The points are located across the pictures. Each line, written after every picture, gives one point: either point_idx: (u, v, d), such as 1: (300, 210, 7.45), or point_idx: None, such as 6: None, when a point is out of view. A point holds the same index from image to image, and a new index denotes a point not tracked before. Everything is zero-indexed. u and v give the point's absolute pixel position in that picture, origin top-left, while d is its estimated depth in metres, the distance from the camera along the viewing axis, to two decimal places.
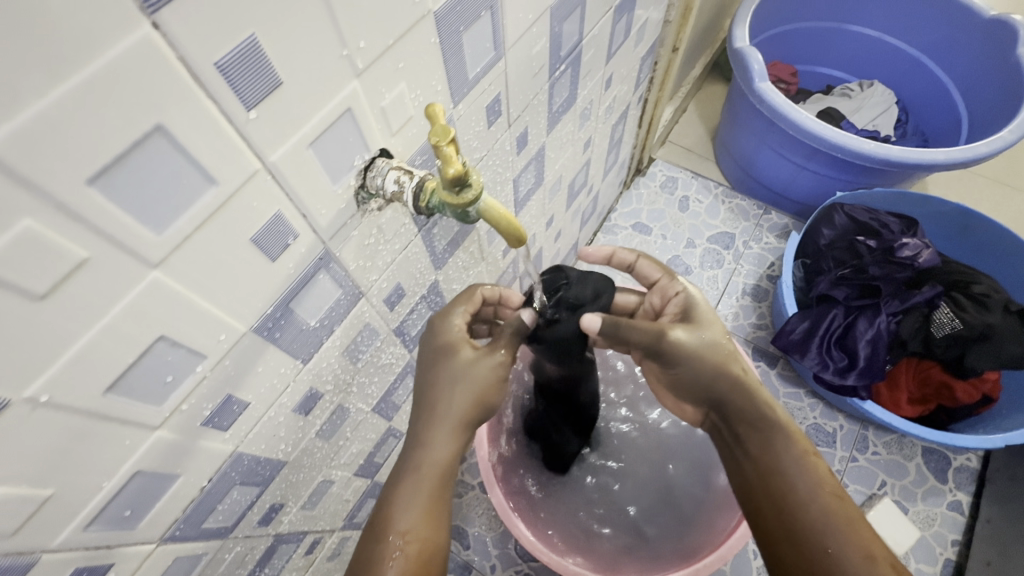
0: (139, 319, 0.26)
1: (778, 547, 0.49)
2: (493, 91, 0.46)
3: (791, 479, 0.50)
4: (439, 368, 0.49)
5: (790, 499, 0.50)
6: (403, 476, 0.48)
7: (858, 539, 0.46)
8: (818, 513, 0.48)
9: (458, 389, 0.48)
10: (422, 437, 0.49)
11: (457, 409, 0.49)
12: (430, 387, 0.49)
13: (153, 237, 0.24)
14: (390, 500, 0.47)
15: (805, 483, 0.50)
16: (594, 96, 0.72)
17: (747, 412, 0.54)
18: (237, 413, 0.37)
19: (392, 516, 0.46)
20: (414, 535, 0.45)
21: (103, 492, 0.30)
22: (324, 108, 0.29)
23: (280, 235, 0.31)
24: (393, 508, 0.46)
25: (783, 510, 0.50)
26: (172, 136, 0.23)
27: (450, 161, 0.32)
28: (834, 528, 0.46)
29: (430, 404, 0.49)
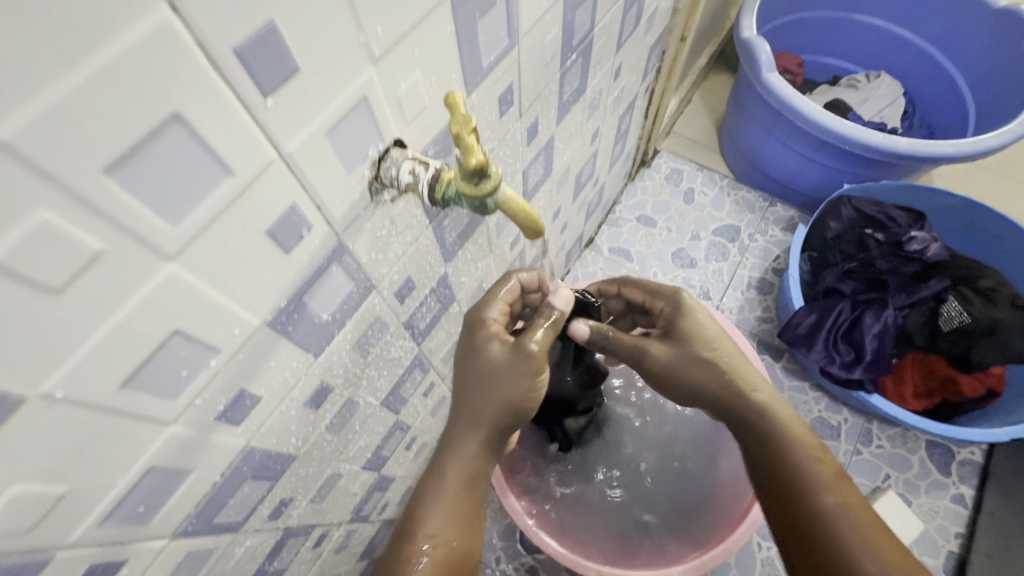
0: (153, 314, 0.25)
1: (797, 548, 0.47)
2: (505, 80, 0.45)
3: (798, 478, 0.49)
4: (470, 376, 0.50)
5: (796, 499, 0.49)
6: (429, 480, 0.49)
7: (868, 542, 0.44)
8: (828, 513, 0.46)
9: (486, 387, 0.48)
10: (451, 440, 0.50)
11: (484, 412, 0.49)
12: (462, 396, 0.50)
13: (169, 229, 0.23)
14: (419, 504, 0.48)
15: (811, 481, 0.49)
16: (603, 85, 0.71)
17: (746, 416, 0.54)
18: (249, 408, 0.36)
19: (421, 520, 0.47)
20: (444, 539, 0.46)
21: (117, 489, 0.29)
22: (341, 96, 0.29)
23: (294, 227, 0.31)
24: (424, 511, 0.47)
25: (791, 513, 0.49)
26: (190, 125, 0.22)
27: (471, 151, 0.31)
28: (846, 532, 0.45)
29: (460, 405, 0.50)
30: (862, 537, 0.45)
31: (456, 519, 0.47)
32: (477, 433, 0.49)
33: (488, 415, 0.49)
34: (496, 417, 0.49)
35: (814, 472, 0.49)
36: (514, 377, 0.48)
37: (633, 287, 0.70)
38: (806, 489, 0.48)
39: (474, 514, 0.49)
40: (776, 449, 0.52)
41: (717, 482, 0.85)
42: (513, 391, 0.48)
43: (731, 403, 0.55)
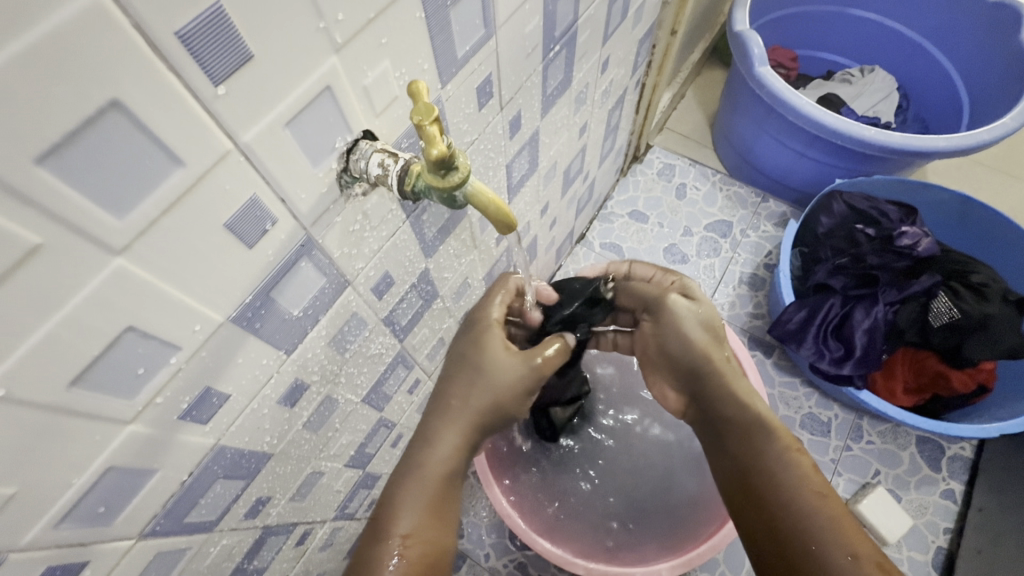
0: (103, 310, 0.24)
1: (771, 547, 0.46)
2: (483, 71, 0.44)
3: (774, 473, 0.49)
4: (466, 363, 0.52)
5: (767, 493, 0.48)
6: (406, 476, 0.48)
7: (840, 534, 0.43)
8: (799, 507, 0.46)
9: (485, 382, 0.51)
10: (432, 433, 0.50)
11: (472, 403, 0.51)
12: (451, 383, 0.52)
13: (115, 221, 0.23)
14: (392, 498, 0.48)
15: (784, 473, 0.48)
16: (590, 78, 0.70)
17: (726, 398, 0.56)
18: (216, 406, 0.35)
19: (394, 516, 0.46)
20: (417, 536, 0.46)
21: (73, 489, 0.29)
22: (301, 86, 0.28)
23: (257, 221, 0.30)
24: (396, 507, 0.47)
25: (764, 511, 0.48)
26: (131, 112, 0.21)
27: (434, 142, 0.30)
28: (818, 527, 0.44)
29: (448, 397, 0.51)
30: (835, 530, 0.44)
31: (428, 515, 0.47)
32: (459, 427, 0.50)
33: (476, 412, 0.51)
34: (481, 411, 0.51)
35: (789, 467, 0.49)
36: (511, 378, 0.51)
37: (646, 265, 0.70)
38: (779, 483, 0.48)
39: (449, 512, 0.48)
40: (752, 438, 0.52)
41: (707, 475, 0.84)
42: (505, 391, 0.51)
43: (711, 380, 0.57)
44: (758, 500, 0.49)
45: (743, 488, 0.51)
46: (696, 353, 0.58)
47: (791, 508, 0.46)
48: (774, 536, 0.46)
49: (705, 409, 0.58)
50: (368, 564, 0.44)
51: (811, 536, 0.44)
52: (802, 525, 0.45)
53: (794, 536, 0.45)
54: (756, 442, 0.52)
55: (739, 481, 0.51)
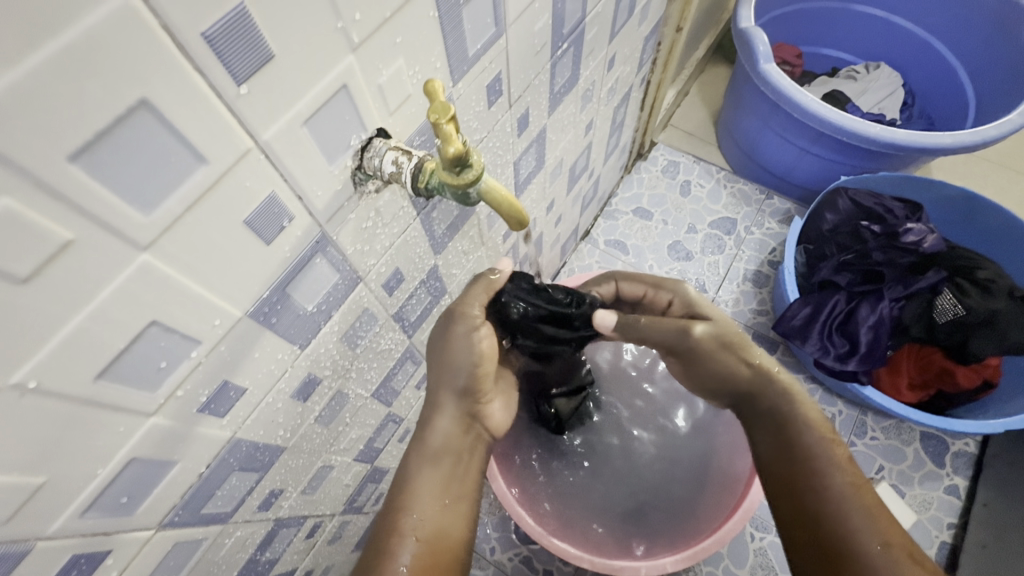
0: (128, 304, 0.25)
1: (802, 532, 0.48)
2: (493, 69, 0.44)
3: (812, 457, 0.50)
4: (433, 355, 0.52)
5: (804, 479, 0.49)
6: (407, 464, 0.51)
7: (877, 525, 0.45)
8: (838, 494, 0.47)
9: (447, 359, 0.51)
10: (423, 422, 0.52)
11: (438, 387, 0.52)
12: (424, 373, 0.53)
13: (142, 218, 0.23)
14: (398, 484, 0.50)
15: (824, 463, 0.49)
16: (596, 76, 0.70)
17: (776, 401, 0.54)
18: (233, 399, 0.36)
19: (401, 500, 0.49)
20: (423, 518, 0.48)
21: (98, 479, 0.29)
22: (319, 84, 0.28)
23: (275, 217, 0.31)
24: (403, 492, 0.49)
25: (799, 499, 0.49)
26: (159, 111, 0.22)
27: (450, 140, 0.30)
28: (855, 516, 0.45)
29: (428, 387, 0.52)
30: (871, 520, 0.45)
31: (433, 496, 0.49)
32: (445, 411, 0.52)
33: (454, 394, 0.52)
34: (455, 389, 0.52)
35: (828, 456, 0.49)
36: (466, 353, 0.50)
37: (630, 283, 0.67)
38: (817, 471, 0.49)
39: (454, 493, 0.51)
40: (794, 429, 0.52)
41: (712, 468, 0.85)
42: (472, 364, 0.51)
43: (756, 388, 0.55)
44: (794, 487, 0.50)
45: (778, 473, 0.52)
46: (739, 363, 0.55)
47: (830, 496, 0.47)
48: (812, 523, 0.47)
49: (752, 413, 0.56)
50: (381, 548, 0.46)
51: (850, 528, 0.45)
52: (838, 512, 0.46)
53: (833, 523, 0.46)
54: (797, 434, 0.52)
55: (780, 468, 0.52)
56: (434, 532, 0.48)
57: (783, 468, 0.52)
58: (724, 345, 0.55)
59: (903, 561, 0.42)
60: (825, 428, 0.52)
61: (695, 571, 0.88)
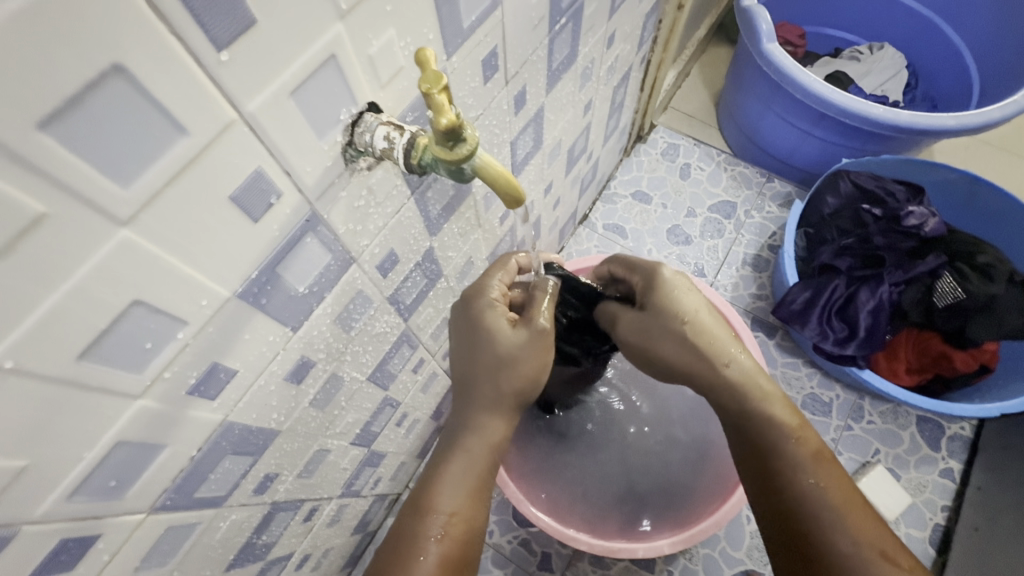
0: (110, 282, 0.24)
1: (777, 527, 0.48)
2: (489, 43, 0.43)
3: (784, 457, 0.49)
4: (490, 354, 0.50)
5: (772, 477, 0.49)
6: (449, 459, 0.49)
7: (849, 524, 0.45)
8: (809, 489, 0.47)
9: (508, 371, 0.49)
10: (472, 420, 0.50)
11: (499, 393, 0.50)
12: (477, 370, 0.50)
13: (121, 192, 0.22)
14: (432, 479, 0.48)
15: (793, 461, 0.49)
16: (596, 53, 0.69)
17: (729, 393, 0.53)
18: (224, 382, 0.35)
19: (437, 498, 0.47)
20: (459, 519, 0.46)
21: (86, 462, 0.29)
22: (307, 53, 0.27)
23: (262, 194, 0.29)
24: (441, 489, 0.47)
25: (774, 496, 0.49)
26: (133, 78, 0.21)
27: (442, 111, 0.29)
28: (827, 515, 0.45)
29: (482, 387, 0.50)
30: (843, 519, 0.45)
31: (469, 497, 0.48)
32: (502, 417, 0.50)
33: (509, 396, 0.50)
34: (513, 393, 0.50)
35: (797, 455, 0.49)
36: (533, 359, 0.50)
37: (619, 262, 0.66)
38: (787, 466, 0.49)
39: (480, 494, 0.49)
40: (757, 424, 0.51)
41: (710, 452, 0.85)
42: (533, 370, 0.50)
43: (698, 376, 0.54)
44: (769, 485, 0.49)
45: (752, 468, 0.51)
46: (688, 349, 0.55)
47: (800, 493, 0.47)
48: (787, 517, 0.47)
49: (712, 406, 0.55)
50: (410, 541, 0.45)
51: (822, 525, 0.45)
52: (811, 510, 0.46)
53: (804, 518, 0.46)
54: (761, 430, 0.51)
55: (750, 461, 0.51)
56: (468, 534, 0.46)
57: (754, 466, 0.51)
58: (663, 334, 0.55)
59: (875, 561, 0.43)
60: (793, 424, 0.50)
61: (691, 553, 0.89)
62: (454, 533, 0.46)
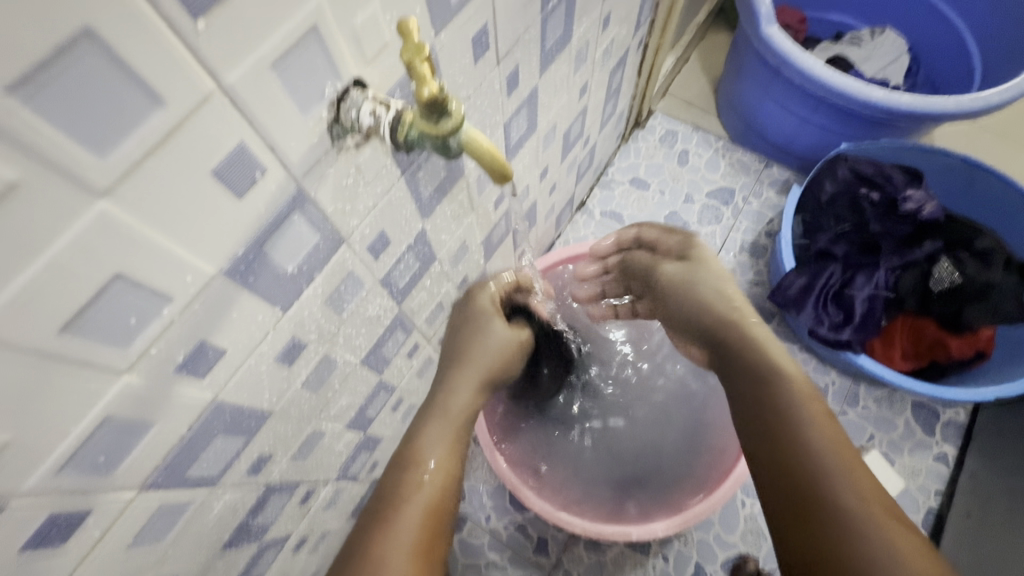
0: (89, 254, 0.24)
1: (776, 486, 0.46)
2: (478, 21, 0.42)
3: (792, 411, 0.49)
4: (462, 332, 0.60)
5: (780, 431, 0.48)
6: (428, 417, 0.54)
7: (853, 480, 0.43)
8: (819, 456, 0.45)
9: (481, 348, 0.59)
10: (443, 389, 0.57)
11: (478, 360, 0.58)
12: (456, 348, 0.60)
13: (96, 161, 0.22)
14: (414, 438, 0.52)
15: (802, 417, 0.48)
16: (591, 35, 0.68)
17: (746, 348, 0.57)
18: (212, 360, 0.35)
19: (420, 454, 0.50)
20: (439, 474, 0.50)
21: (71, 437, 0.29)
22: (287, 23, 0.27)
23: (245, 169, 0.29)
24: (422, 445, 0.51)
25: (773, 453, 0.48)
26: (105, 43, 0.20)
27: (425, 82, 0.30)
28: (831, 469, 0.44)
29: (456, 357, 0.58)
30: (850, 476, 0.43)
31: (448, 458, 0.51)
32: (469, 382, 0.57)
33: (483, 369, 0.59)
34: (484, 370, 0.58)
35: (798, 411, 0.49)
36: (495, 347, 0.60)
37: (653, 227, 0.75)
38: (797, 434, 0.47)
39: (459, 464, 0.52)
40: (773, 389, 0.52)
41: (706, 439, 0.86)
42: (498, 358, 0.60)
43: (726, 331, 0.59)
44: (776, 439, 0.48)
45: (758, 424, 0.51)
46: (716, 309, 0.62)
47: (795, 442, 0.47)
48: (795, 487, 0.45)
49: (735, 373, 0.57)
50: (396, 489, 0.48)
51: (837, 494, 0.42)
52: (815, 464, 0.45)
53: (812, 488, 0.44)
54: (773, 386, 0.52)
55: (753, 419, 0.52)
56: (447, 491, 0.49)
57: (754, 426, 0.51)
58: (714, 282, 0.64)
59: (879, 515, 0.41)
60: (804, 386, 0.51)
61: (686, 536, 0.90)
62: (434, 483, 0.49)
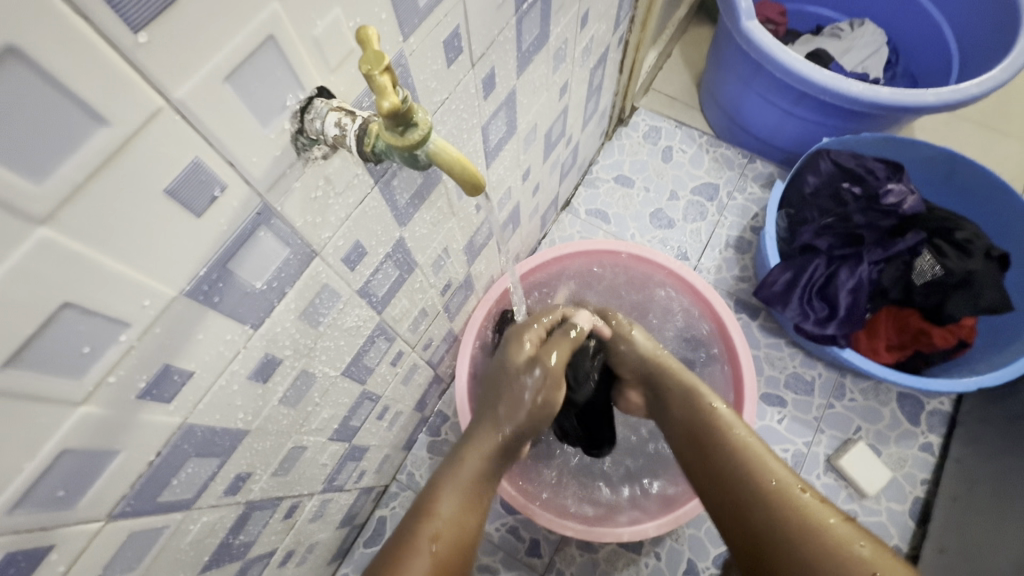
0: (32, 284, 0.23)
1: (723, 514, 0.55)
2: (450, 24, 0.41)
3: (721, 464, 0.57)
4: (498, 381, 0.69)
5: (710, 443, 0.60)
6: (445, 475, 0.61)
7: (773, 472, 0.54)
8: (744, 496, 0.53)
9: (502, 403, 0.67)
10: (447, 466, 0.62)
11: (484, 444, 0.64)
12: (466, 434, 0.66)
13: (35, 187, 0.21)
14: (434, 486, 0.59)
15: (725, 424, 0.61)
16: (569, 34, 0.67)
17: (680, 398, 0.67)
18: (179, 384, 0.34)
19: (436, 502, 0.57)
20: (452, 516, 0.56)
21: (25, 474, 0.27)
22: (240, 34, 0.25)
23: (203, 186, 0.28)
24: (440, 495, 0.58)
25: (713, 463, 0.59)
26: (35, 62, 0.19)
27: (384, 94, 0.28)
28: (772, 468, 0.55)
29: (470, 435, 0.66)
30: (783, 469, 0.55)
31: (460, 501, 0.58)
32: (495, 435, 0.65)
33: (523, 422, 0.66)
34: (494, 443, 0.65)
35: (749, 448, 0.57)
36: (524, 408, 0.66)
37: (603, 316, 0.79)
38: (729, 471, 0.56)
39: (473, 508, 0.58)
40: (701, 428, 0.62)
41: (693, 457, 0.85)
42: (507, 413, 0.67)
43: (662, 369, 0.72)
44: (704, 446, 0.61)
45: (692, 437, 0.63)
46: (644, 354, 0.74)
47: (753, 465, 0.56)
48: (742, 527, 0.52)
49: (679, 438, 0.65)
50: (410, 527, 0.55)
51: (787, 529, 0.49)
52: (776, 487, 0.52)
53: (750, 517, 0.52)
54: (717, 438, 0.60)
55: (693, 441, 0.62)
56: (461, 530, 0.56)
57: (733, 465, 0.56)
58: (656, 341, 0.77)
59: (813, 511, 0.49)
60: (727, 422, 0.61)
61: (677, 533, 0.90)
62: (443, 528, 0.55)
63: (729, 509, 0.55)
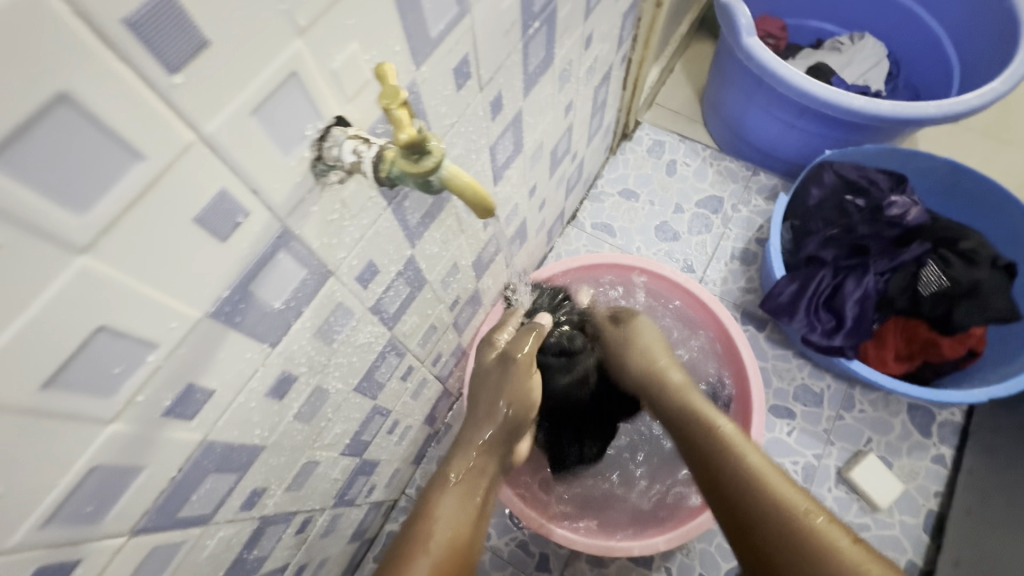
0: (71, 310, 0.24)
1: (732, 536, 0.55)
2: (459, 51, 0.43)
3: (723, 477, 0.58)
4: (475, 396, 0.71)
5: (711, 455, 0.61)
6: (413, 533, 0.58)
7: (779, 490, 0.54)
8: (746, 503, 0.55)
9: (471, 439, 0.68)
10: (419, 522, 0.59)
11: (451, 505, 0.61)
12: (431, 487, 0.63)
13: (77, 219, 0.22)
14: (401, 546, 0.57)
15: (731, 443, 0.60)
16: (573, 55, 0.69)
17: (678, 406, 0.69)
18: (201, 402, 0.35)
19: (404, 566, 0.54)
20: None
21: (57, 489, 0.28)
22: (266, 70, 0.27)
23: (228, 214, 0.29)
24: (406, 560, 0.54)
25: (718, 483, 0.58)
26: (82, 105, 0.21)
27: (402, 125, 0.31)
28: (774, 485, 0.54)
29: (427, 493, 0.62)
30: (791, 489, 0.54)
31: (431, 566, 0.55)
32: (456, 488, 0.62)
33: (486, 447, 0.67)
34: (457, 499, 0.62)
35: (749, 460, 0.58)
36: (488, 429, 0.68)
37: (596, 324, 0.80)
38: (732, 491, 0.56)
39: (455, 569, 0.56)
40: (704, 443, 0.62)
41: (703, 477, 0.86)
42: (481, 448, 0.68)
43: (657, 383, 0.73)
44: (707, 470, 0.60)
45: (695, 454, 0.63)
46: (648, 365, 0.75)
47: (755, 480, 0.56)
48: (746, 532, 0.53)
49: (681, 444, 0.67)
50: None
51: (793, 532, 0.50)
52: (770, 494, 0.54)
53: (751, 513, 0.53)
54: (716, 454, 0.60)
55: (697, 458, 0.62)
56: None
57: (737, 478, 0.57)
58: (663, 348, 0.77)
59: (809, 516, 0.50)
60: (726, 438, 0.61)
61: (688, 548, 0.89)
62: None
63: (738, 523, 0.55)
